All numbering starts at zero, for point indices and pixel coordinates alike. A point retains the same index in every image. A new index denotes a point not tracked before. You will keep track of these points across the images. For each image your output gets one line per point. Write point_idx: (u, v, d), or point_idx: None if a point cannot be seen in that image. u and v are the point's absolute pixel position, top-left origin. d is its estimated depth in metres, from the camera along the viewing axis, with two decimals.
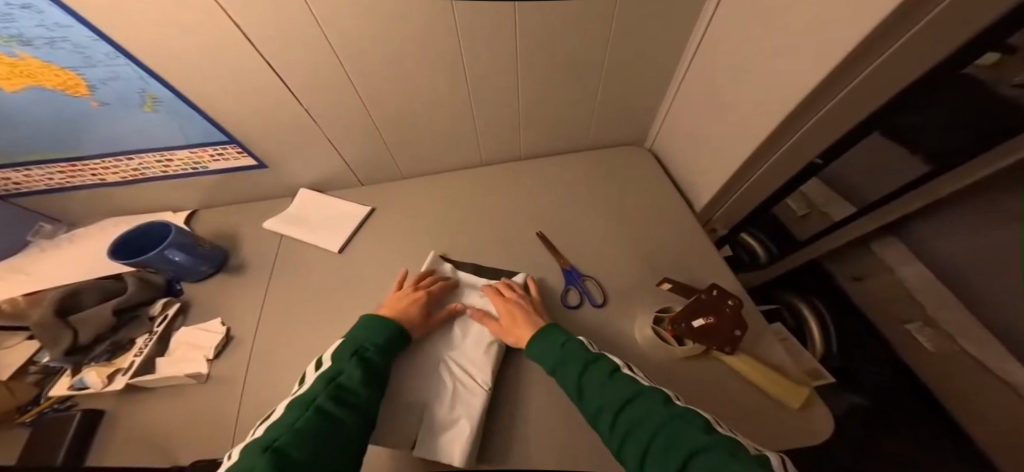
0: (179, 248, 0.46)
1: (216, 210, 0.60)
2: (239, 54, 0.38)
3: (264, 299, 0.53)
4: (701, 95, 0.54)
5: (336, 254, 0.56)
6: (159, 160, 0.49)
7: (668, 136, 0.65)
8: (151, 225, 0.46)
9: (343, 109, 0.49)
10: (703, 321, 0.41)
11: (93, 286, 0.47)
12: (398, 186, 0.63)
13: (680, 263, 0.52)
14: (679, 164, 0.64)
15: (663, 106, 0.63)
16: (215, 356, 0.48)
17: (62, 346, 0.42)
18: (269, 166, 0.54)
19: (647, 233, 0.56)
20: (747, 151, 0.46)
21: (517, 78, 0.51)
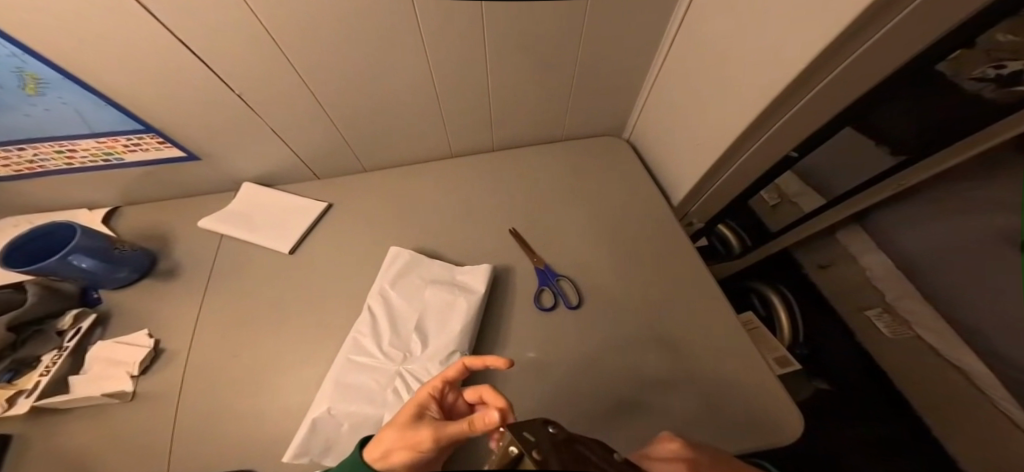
0: (87, 250, 0.39)
1: (143, 206, 0.52)
2: (145, 30, 0.32)
3: (201, 307, 0.46)
4: (678, 87, 0.51)
5: (287, 254, 0.50)
6: (59, 150, 0.42)
7: (647, 128, 0.62)
8: (54, 226, 0.40)
9: (286, 96, 0.43)
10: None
11: None
12: (358, 179, 0.57)
13: (656, 261, 0.51)
14: (657, 157, 0.62)
15: (641, 95, 0.60)
16: (141, 372, 0.43)
17: None
18: (202, 158, 0.48)
19: (625, 230, 0.54)
20: (722, 148, 0.45)
21: (483, 66, 0.47)
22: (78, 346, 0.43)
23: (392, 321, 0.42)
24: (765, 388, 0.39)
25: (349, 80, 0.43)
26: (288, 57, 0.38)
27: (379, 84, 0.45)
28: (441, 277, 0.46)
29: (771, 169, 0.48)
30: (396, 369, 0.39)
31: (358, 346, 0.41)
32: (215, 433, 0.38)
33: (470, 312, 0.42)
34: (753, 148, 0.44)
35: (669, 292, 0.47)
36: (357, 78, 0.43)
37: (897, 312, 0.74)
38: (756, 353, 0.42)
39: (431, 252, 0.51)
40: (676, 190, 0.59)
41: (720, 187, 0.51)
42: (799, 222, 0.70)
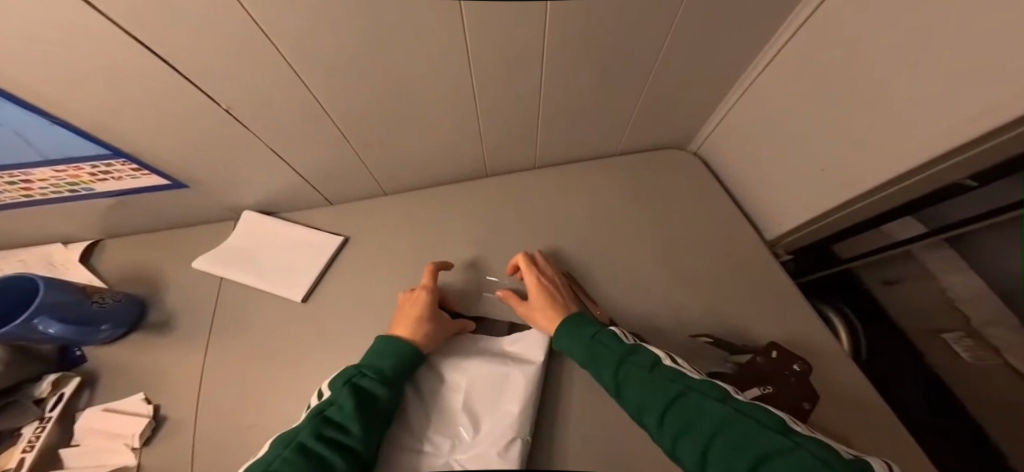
0: (54, 307, 0.31)
1: (129, 239, 0.45)
2: (87, 42, 0.22)
3: (202, 370, 0.39)
4: (787, 96, 0.39)
5: (299, 302, 0.42)
6: (10, 182, 0.33)
7: (725, 140, 0.51)
8: (10, 281, 0.31)
9: (291, 115, 0.33)
10: (759, 390, 0.34)
11: None
12: (378, 206, 0.48)
13: (748, 316, 0.41)
14: (741, 176, 0.51)
15: (723, 103, 0.48)
16: (143, 442, 0.35)
17: None
18: (191, 186, 0.39)
19: (704, 274, 0.44)
20: (866, 185, 0.33)
21: (541, 71, 0.36)
22: (63, 415, 0.36)
23: (429, 400, 0.34)
24: None
25: (369, 92, 0.33)
26: (291, 66, 0.28)
27: (409, 95, 0.34)
28: (486, 341, 0.38)
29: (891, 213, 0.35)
30: (446, 460, 0.30)
31: (396, 430, 0.33)
32: None
33: (530, 386, 0.34)
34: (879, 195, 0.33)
35: None
36: (379, 87, 0.33)
37: (986, 339, 0.37)
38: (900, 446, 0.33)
39: (472, 303, 0.42)
40: (770, 219, 0.48)
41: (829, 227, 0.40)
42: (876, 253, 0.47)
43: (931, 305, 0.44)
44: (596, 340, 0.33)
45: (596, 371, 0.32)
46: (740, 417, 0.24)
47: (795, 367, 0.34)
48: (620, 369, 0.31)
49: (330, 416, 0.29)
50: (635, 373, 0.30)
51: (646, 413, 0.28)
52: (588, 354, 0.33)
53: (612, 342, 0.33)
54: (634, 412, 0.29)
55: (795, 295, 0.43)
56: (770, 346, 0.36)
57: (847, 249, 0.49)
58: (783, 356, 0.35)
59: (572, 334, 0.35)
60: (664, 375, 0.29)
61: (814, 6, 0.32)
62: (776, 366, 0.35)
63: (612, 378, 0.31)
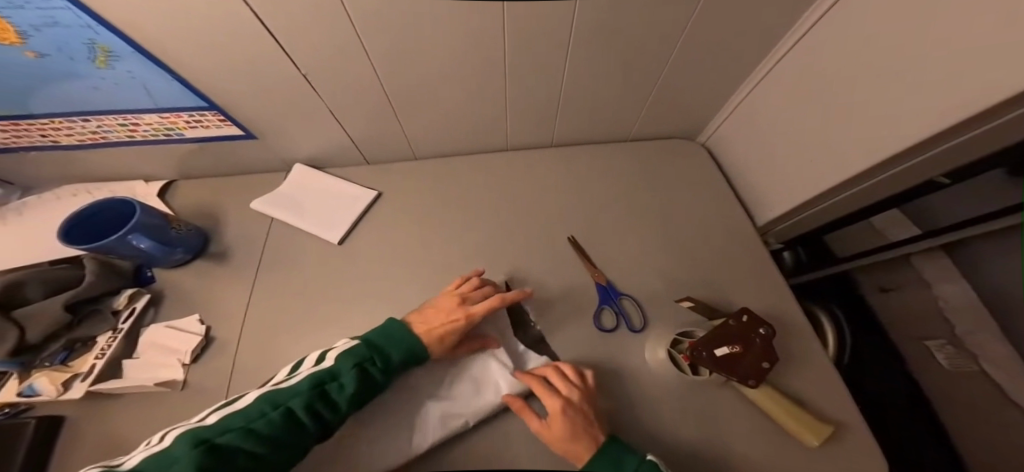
0: (144, 229, 0.37)
1: (199, 181, 0.50)
2: (226, 15, 0.28)
3: (250, 297, 0.44)
4: (787, 94, 0.44)
5: (336, 244, 0.47)
6: (123, 123, 0.40)
7: (730, 134, 0.57)
8: (111, 201, 0.37)
9: (356, 85, 0.39)
10: (728, 349, 0.38)
11: (36, 274, 0.37)
12: (410, 169, 0.53)
13: (727, 287, 0.47)
14: (741, 167, 0.56)
15: (731, 100, 0.54)
16: (192, 360, 0.40)
17: (5, 346, 0.34)
18: (259, 138, 0.44)
19: (694, 248, 0.50)
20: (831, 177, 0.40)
21: (566, 66, 0.42)
22: (132, 326, 0.42)
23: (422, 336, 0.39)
24: (851, 442, 0.37)
25: (423, 68, 0.38)
26: (366, 48, 0.34)
27: (455, 76, 0.40)
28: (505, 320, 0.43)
29: (860, 212, 0.42)
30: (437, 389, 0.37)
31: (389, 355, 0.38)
32: None
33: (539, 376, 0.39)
34: (832, 201, 0.42)
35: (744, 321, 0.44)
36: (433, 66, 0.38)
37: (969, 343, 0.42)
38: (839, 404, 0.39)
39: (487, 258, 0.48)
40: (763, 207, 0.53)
41: (806, 218, 0.46)
42: (860, 256, 0.54)
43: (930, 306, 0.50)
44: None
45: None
46: None
47: (761, 331, 0.39)
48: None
49: (373, 347, 0.34)
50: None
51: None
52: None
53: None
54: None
55: (771, 273, 0.48)
56: (743, 311, 0.40)
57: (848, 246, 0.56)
58: (752, 321, 0.39)
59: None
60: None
61: (818, 16, 0.38)
62: (747, 328, 0.39)
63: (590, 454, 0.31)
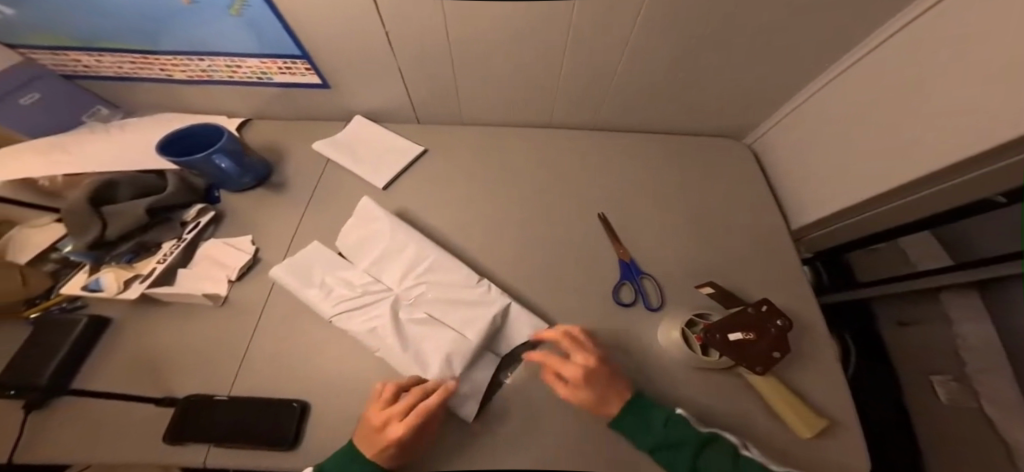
0: (227, 152, 0.43)
1: (271, 122, 0.58)
2: None
3: (299, 220, 0.50)
4: (832, 102, 0.47)
5: (380, 189, 0.53)
6: (229, 65, 0.48)
7: (778, 138, 0.57)
8: (203, 126, 0.43)
9: (428, 53, 0.46)
10: (742, 335, 0.39)
11: (131, 180, 0.45)
12: (455, 131, 0.59)
13: (739, 268, 0.49)
14: (776, 170, 0.58)
15: (788, 103, 0.54)
16: (238, 278, 0.46)
17: (89, 237, 0.41)
18: (332, 88, 0.52)
19: (713, 228, 0.52)
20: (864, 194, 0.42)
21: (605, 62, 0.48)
22: (194, 238, 0.47)
23: (437, 263, 0.46)
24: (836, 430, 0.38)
25: (485, 44, 0.44)
26: (444, 24, 0.41)
27: (512, 59, 0.47)
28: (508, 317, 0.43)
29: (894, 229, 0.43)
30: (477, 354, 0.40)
31: (405, 269, 0.46)
32: (294, 350, 0.42)
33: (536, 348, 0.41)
34: (865, 215, 0.44)
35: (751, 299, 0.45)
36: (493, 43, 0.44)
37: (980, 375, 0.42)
38: (831, 394, 0.40)
39: (512, 213, 0.53)
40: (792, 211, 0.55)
41: (839, 230, 0.48)
42: (886, 282, 0.54)
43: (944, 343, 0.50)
44: (671, 428, 0.35)
45: (672, 459, 0.34)
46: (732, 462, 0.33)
47: (779, 322, 0.40)
48: (694, 459, 0.33)
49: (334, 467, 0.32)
50: (689, 446, 0.34)
51: (681, 464, 0.33)
52: (662, 444, 0.34)
53: (689, 429, 0.35)
54: (652, 448, 0.34)
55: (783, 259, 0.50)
56: (762, 302, 0.42)
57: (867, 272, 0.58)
58: (770, 312, 0.41)
59: (643, 421, 0.35)
60: (715, 453, 0.34)
61: (873, 44, 0.41)
62: (763, 318, 0.41)
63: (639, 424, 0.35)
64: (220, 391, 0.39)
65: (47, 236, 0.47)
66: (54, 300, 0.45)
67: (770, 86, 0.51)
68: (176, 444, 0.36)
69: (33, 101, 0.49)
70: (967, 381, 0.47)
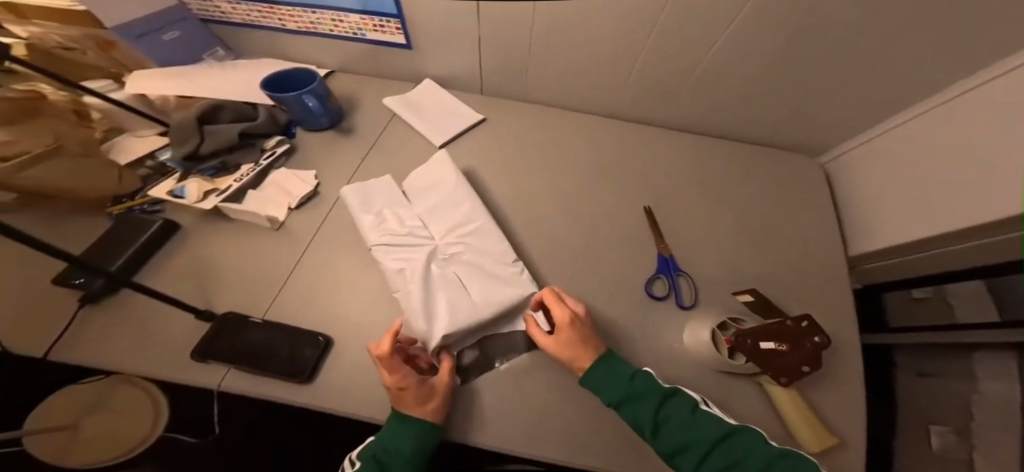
0: (316, 96, 0.52)
1: (351, 76, 0.66)
2: None
3: (360, 163, 0.56)
4: (919, 135, 0.46)
5: (436, 147, 0.59)
6: (333, 19, 0.56)
7: (860, 161, 0.56)
8: (300, 71, 0.53)
9: (508, 27, 0.52)
10: (773, 345, 0.38)
11: (231, 107, 0.53)
12: (515, 106, 0.64)
13: (773, 274, 0.48)
14: (849, 192, 0.57)
15: (878, 126, 0.53)
16: (296, 207, 0.52)
17: (189, 149, 0.49)
18: (413, 50, 0.59)
19: (758, 233, 0.52)
20: (912, 233, 0.44)
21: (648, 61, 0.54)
22: (268, 165, 0.53)
23: (480, 228, 0.47)
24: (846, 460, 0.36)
25: (556, 23, 0.49)
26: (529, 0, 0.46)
27: (581, 42, 0.52)
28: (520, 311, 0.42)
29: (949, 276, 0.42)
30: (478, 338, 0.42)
31: (451, 225, 0.48)
32: (331, 280, 0.46)
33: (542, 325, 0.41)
34: (923, 255, 0.42)
35: (782, 301, 0.46)
36: (563, 22, 0.49)
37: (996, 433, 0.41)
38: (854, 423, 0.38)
39: (556, 188, 0.56)
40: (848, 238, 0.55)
41: (897, 265, 0.47)
42: (909, 330, 0.54)
43: (953, 398, 0.48)
44: (636, 382, 0.35)
45: (634, 410, 0.33)
46: (697, 422, 0.33)
47: (816, 338, 0.39)
48: (659, 408, 0.34)
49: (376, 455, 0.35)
50: (673, 413, 0.33)
51: (688, 457, 0.31)
52: (628, 394, 0.34)
53: (652, 384, 0.35)
54: (672, 454, 0.32)
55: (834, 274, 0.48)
56: (802, 317, 0.40)
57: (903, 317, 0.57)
58: (809, 328, 0.40)
59: (609, 373, 0.35)
60: (704, 420, 0.33)
61: (974, 83, 0.40)
62: (800, 333, 0.39)
63: (610, 381, 0.35)
64: (255, 314, 0.43)
65: (147, 146, 0.54)
66: (140, 200, 0.49)
67: (807, 106, 0.55)
68: (206, 362, 0.39)
69: (172, 37, 0.57)
70: (969, 438, 0.45)
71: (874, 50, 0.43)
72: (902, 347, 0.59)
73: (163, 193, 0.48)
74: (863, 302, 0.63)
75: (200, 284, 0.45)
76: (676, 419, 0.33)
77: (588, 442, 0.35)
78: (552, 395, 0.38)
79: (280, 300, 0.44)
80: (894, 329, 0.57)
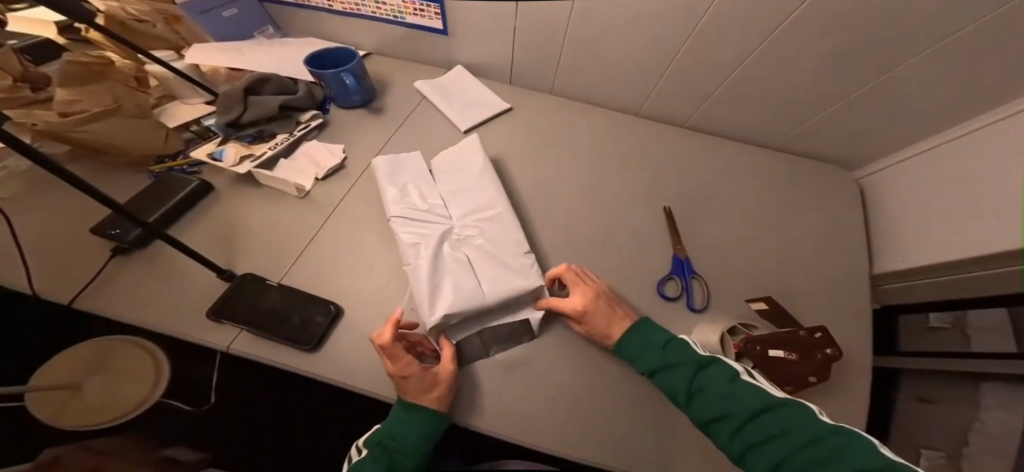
0: (353, 75, 0.54)
1: (385, 59, 0.68)
2: None
3: (387, 141, 0.58)
4: (951, 158, 0.46)
5: (461, 133, 0.60)
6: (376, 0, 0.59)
7: (892, 180, 0.56)
8: (339, 50, 0.56)
9: (545, 18, 0.54)
10: (782, 354, 0.38)
11: (275, 79, 0.55)
12: (541, 98, 0.66)
13: (789, 283, 0.48)
14: (874, 210, 0.56)
15: (914, 148, 0.53)
16: (322, 179, 0.53)
17: (231, 116, 0.51)
18: (449, 36, 0.62)
19: (775, 242, 0.52)
20: (937, 254, 0.43)
21: (678, 60, 0.55)
22: (302, 137, 0.55)
23: (497, 217, 0.47)
24: None
25: (591, 13, 0.52)
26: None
27: (614, 36, 0.54)
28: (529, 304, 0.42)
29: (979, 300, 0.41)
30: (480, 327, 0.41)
31: (469, 210, 0.48)
32: (352, 250, 0.47)
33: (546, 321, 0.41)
34: (949, 278, 0.42)
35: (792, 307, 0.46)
36: (597, 12, 0.51)
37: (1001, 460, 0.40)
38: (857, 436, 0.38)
39: (576, 180, 0.57)
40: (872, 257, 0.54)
41: (918, 285, 0.46)
42: (926, 354, 0.54)
43: (956, 422, 0.48)
44: (670, 351, 0.37)
45: (670, 377, 0.35)
46: (735, 391, 0.33)
47: (828, 351, 0.38)
48: (693, 378, 0.35)
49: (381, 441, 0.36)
50: (708, 381, 0.34)
51: (724, 423, 0.31)
52: (662, 364, 0.36)
53: (687, 354, 0.37)
54: (708, 422, 0.32)
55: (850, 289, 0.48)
56: (816, 327, 0.40)
57: (917, 341, 0.56)
58: (823, 339, 0.39)
59: (645, 342, 0.38)
60: (741, 389, 0.33)
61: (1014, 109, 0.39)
62: (811, 343, 0.39)
63: (647, 348, 0.38)
64: (273, 278, 0.44)
65: (191, 112, 0.56)
66: (181, 160, 0.51)
67: (832, 117, 0.55)
68: (219, 323, 0.40)
69: (232, 14, 0.59)
70: (960, 461, 0.45)
71: (896, 62, 0.45)
72: (909, 371, 0.59)
73: (202, 154, 0.50)
74: (879, 326, 0.62)
75: (225, 243, 0.46)
76: (711, 385, 0.34)
77: (591, 428, 0.36)
78: (560, 380, 0.39)
79: (301, 264, 0.46)
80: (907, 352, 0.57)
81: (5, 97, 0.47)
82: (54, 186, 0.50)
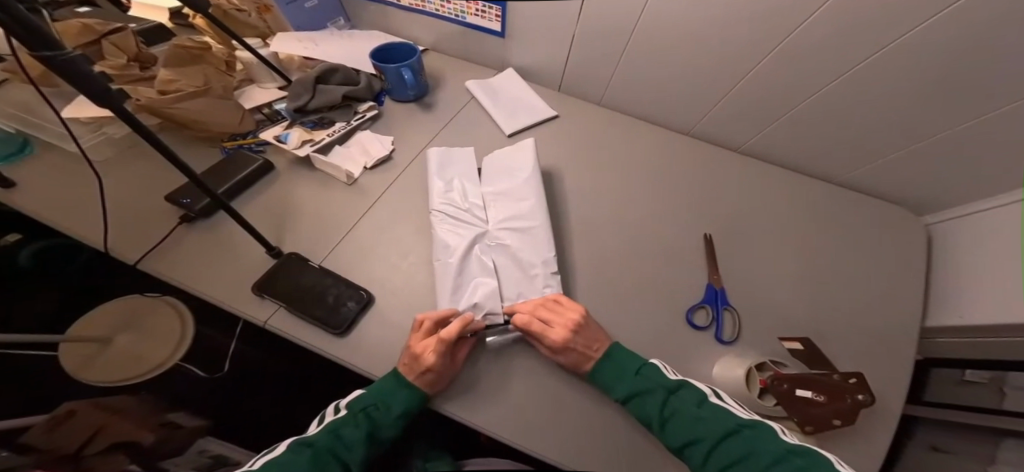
0: (412, 70, 0.56)
1: (439, 55, 0.70)
2: None
3: (434, 136, 0.59)
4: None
5: (506, 135, 0.60)
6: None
7: (956, 230, 0.53)
8: (402, 45, 0.57)
9: (606, 28, 0.54)
10: (809, 394, 0.37)
11: (341, 70, 0.57)
12: (588, 108, 0.66)
13: (827, 323, 0.47)
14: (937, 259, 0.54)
15: (990, 200, 0.51)
16: (371, 168, 0.54)
17: (300, 102, 0.53)
18: (506, 39, 0.62)
19: (817, 277, 0.51)
20: (997, 312, 0.42)
21: (736, 84, 0.55)
22: (357, 126, 0.57)
23: (540, 225, 0.48)
24: None
25: (657, 26, 0.51)
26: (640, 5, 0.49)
27: (675, 52, 0.54)
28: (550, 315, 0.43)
29: None
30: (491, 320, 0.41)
31: (507, 215, 0.49)
32: (393, 239, 0.49)
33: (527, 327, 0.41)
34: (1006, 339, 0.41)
35: (829, 347, 0.45)
36: (663, 26, 0.51)
37: None
38: None
39: (617, 192, 0.57)
40: (923, 307, 0.52)
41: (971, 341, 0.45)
42: (963, 411, 0.52)
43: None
44: (642, 378, 0.37)
45: (642, 404, 0.35)
46: (707, 417, 0.34)
47: (859, 396, 0.36)
48: (665, 403, 0.35)
49: (363, 406, 0.37)
50: (679, 407, 0.35)
51: (699, 448, 0.33)
52: (635, 392, 0.35)
53: (658, 378, 0.37)
54: (682, 448, 0.33)
55: (889, 334, 0.47)
56: (852, 372, 0.37)
57: (953, 396, 0.54)
58: (857, 384, 0.37)
59: (616, 369, 0.37)
60: (710, 413, 0.35)
61: None
62: (842, 387, 0.37)
63: (618, 375, 0.37)
64: (314, 259, 0.46)
65: (265, 95, 0.58)
66: (250, 139, 0.53)
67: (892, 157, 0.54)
68: (260, 296, 0.42)
69: (312, 5, 0.62)
70: None
71: (968, 108, 0.44)
72: (934, 425, 0.57)
73: (270, 136, 0.52)
74: (916, 376, 0.60)
75: (279, 220, 0.48)
76: (686, 412, 0.35)
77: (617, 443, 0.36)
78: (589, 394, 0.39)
79: (343, 247, 0.47)
80: (941, 405, 0.55)
81: (118, 72, 0.50)
82: (133, 149, 0.54)
